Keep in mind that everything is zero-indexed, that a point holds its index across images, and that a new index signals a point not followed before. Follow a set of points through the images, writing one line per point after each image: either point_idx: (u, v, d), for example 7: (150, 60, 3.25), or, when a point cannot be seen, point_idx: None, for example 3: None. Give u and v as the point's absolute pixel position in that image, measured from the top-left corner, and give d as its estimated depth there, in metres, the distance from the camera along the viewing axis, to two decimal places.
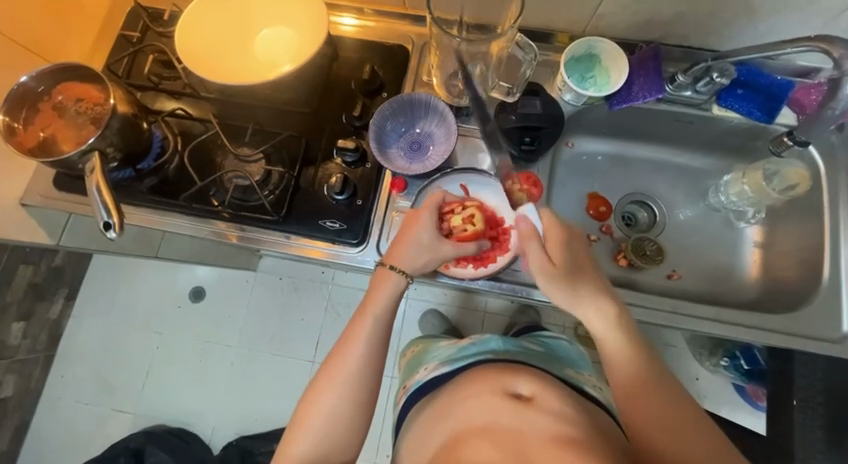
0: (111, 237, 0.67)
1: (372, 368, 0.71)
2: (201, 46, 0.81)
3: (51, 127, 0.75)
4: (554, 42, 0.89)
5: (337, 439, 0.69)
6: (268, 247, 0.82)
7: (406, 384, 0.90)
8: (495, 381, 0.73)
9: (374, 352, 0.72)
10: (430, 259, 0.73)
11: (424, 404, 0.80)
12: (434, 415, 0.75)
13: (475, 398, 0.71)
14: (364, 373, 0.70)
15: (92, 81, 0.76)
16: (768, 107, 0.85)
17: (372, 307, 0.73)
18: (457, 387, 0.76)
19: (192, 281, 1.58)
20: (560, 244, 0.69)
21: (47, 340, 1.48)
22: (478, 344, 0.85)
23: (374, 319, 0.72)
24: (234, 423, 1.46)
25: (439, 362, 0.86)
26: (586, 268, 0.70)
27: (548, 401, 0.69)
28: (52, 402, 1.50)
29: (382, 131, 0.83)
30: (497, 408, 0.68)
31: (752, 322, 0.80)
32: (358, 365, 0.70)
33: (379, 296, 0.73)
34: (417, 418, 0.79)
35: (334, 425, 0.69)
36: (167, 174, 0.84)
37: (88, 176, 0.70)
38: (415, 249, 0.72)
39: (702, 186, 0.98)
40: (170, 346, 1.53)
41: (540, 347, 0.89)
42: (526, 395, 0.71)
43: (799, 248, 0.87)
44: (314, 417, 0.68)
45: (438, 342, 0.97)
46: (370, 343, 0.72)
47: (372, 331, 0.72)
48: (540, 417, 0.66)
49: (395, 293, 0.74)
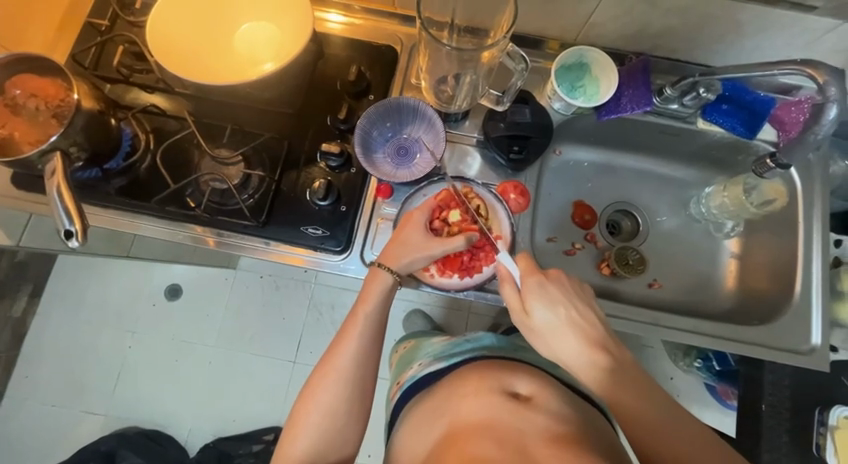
0: (73, 246, 0.62)
1: (366, 366, 0.69)
2: (174, 40, 0.75)
3: (7, 125, 0.69)
4: (545, 49, 0.88)
5: (333, 438, 0.67)
6: (246, 253, 0.79)
7: (399, 380, 0.88)
8: (495, 379, 0.73)
9: (370, 348, 0.70)
10: (422, 258, 0.71)
11: (419, 399, 0.79)
12: (429, 409, 0.74)
13: (475, 396, 0.71)
14: (356, 372, 0.68)
15: (53, 75, 0.70)
16: (751, 123, 0.86)
17: (365, 305, 0.70)
18: (456, 383, 0.75)
19: (168, 279, 1.52)
20: (531, 282, 0.67)
21: (10, 339, 1.39)
22: (473, 340, 0.85)
23: (368, 315, 0.70)
24: (212, 424, 1.42)
25: (433, 359, 0.84)
26: (560, 300, 0.66)
27: (546, 400, 0.71)
28: (15, 405, 1.42)
29: (368, 136, 0.80)
30: (499, 409, 0.68)
31: (727, 332, 0.83)
32: (354, 363, 0.68)
33: (372, 296, 0.70)
34: (412, 414, 0.77)
35: (332, 423, 0.66)
36: (137, 174, 0.80)
37: (48, 178, 0.64)
38: (408, 252, 0.71)
39: (684, 196, 0.99)
40: (144, 345, 1.48)
41: (532, 345, 0.87)
42: (524, 394, 0.72)
43: (772, 262, 0.90)
44: (313, 413, 0.66)
45: (430, 338, 0.96)
46: (365, 337, 0.69)
47: (368, 330, 0.70)
48: (538, 416, 0.67)
49: (385, 292, 0.71)
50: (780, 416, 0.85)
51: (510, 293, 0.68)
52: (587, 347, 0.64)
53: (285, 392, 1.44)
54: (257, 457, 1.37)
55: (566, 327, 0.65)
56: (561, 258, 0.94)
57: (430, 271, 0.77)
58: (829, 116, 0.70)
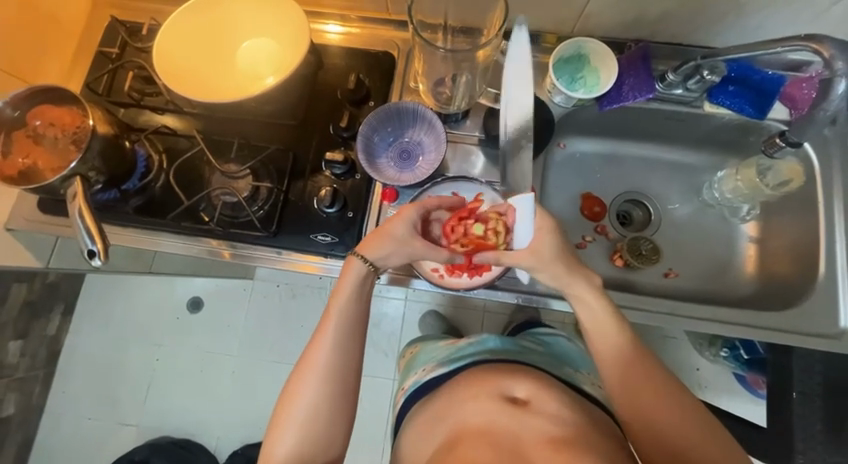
0: (96, 264, 0.65)
1: (345, 359, 0.70)
2: (180, 63, 0.79)
3: (31, 155, 0.73)
4: (542, 43, 0.88)
5: (318, 434, 0.67)
6: (260, 263, 0.81)
7: (404, 385, 0.90)
8: (494, 383, 0.73)
9: (347, 340, 0.70)
10: (398, 254, 0.71)
11: (422, 406, 0.79)
12: (431, 416, 0.74)
13: (475, 402, 0.70)
14: (335, 365, 0.69)
15: (68, 105, 0.74)
16: (760, 104, 0.83)
17: (338, 296, 0.71)
18: (455, 388, 0.75)
19: (189, 293, 1.57)
20: (543, 247, 0.68)
21: (46, 356, 1.46)
22: (476, 343, 0.85)
23: (342, 307, 0.71)
24: (239, 431, 1.46)
25: (436, 363, 0.86)
26: (575, 267, 0.70)
27: (544, 404, 0.69)
28: (55, 420, 1.49)
29: (370, 142, 0.82)
30: (496, 414, 0.68)
31: (748, 320, 0.80)
32: (331, 356, 0.69)
33: (345, 285, 0.71)
34: (414, 419, 0.78)
35: (316, 417, 0.67)
36: (153, 193, 0.83)
37: (70, 202, 0.68)
38: (389, 245, 0.70)
39: (696, 182, 0.97)
40: (170, 357, 1.53)
41: (539, 347, 0.88)
42: (523, 399, 0.71)
43: (792, 244, 0.86)
44: (294, 409, 0.68)
45: (435, 341, 0.96)
46: (341, 330, 0.70)
47: (341, 320, 0.70)
48: (534, 420, 0.67)
49: (359, 281, 0.71)
50: (813, 403, 0.82)
51: (524, 261, 0.70)
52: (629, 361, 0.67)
53: None
54: None
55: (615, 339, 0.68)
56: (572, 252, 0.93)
57: (438, 273, 0.79)
58: (838, 90, 0.66)
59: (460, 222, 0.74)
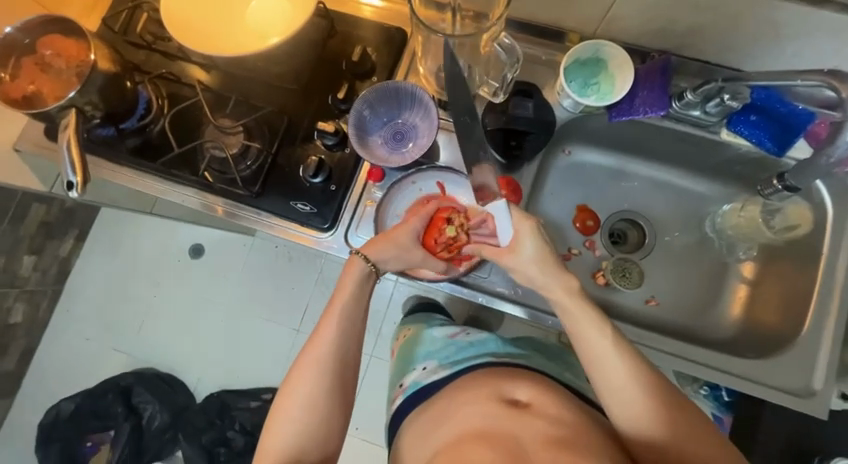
0: (73, 196, 0.68)
1: (348, 350, 0.72)
2: (188, 12, 0.79)
3: (37, 82, 0.75)
4: (565, 42, 0.83)
5: (321, 423, 0.68)
6: (243, 222, 0.83)
7: (401, 383, 0.86)
8: (492, 385, 0.72)
9: (351, 333, 0.72)
10: (403, 260, 0.74)
11: (423, 407, 0.77)
12: (431, 418, 0.73)
13: (472, 404, 0.70)
14: (341, 355, 0.71)
15: (76, 37, 0.76)
16: (782, 139, 0.77)
17: (345, 290, 0.73)
18: (457, 389, 0.74)
19: (191, 239, 1.62)
20: (527, 247, 0.67)
21: (56, 274, 1.54)
22: (478, 344, 0.84)
23: (345, 302, 0.72)
24: (218, 376, 1.54)
25: (437, 365, 0.83)
26: (561, 273, 0.67)
27: (545, 405, 0.68)
28: (57, 334, 1.59)
29: (364, 119, 0.80)
30: (495, 416, 0.67)
31: (721, 364, 0.77)
32: (335, 346, 0.70)
33: (348, 284, 0.73)
34: (416, 418, 0.77)
35: (319, 409, 0.68)
36: (150, 136, 0.85)
37: (62, 131, 0.70)
38: (395, 252, 0.73)
39: (699, 211, 0.92)
40: (165, 297, 1.60)
41: (527, 347, 0.85)
42: (524, 401, 0.69)
43: (787, 293, 0.82)
44: (299, 400, 0.68)
45: (429, 328, 0.95)
46: (346, 322, 0.72)
47: (345, 313, 0.72)
48: (538, 423, 0.65)
49: (362, 280, 0.73)
50: None
51: (508, 262, 0.69)
52: (632, 383, 0.62)
53: (287, 357, 1.52)
54: (254, 413, 1.47)
55: (616, 360, 0.63)
56: None
57: None
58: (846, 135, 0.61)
59: (436, 231, 0.77)
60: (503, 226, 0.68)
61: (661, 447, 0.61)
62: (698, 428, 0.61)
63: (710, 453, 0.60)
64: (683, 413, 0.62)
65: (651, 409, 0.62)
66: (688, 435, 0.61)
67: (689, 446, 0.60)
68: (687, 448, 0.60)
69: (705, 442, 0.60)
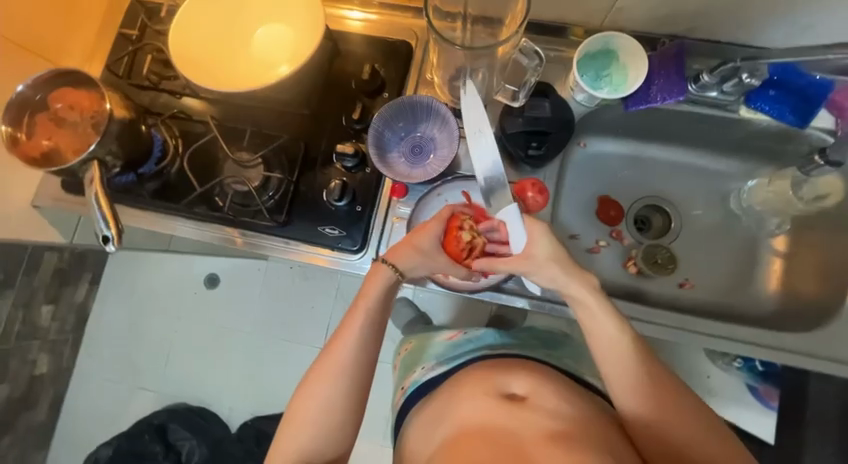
0: (110, 250, 0.67)
1: (366, 358, 0.70)
2: (196, 53, 0.78)
3: (53, 137, 0.75)
4: (568, 36, 0.83)
5: (333, 432, 0.68)
6: (268, 252, 0.82)
7: (403, 384, 0.86)
8: (491, 379, 0.71)
9: (371, 341, 0.70)
10: (425, 265, 0.73)
11: (422, 403, 0.76)
12: (431, 415, 0.72)
13: (469, 399, 0.69)
14: (360, 363, 0.69)
15: (87, 88, 0.75)
16: (802, 111, 0.77)
17: (365, 299, 0.71)
18: (455, 385, 0.73)
19: (206, 269, 1.61)
20: (539, 252, 0.67)
21: (75, 321, 1.52)
22: (475, 340, 0.83)
23: (367, 312, 0.70)
24: (250, 403, 1.53)
25: (437, 362, 0.82)
26: (577, 277, 0.67)
27: (542, 398, 0.68)
28: (83, 381, 1.58)
29: (383, 137, 0.80)
30: (493, 412, 0.66)
31: (765, 341, 0.77)
32: (351, 356, 0.69)
33: (372, 290, 0.71)
34: (415, 414, 0.76)
35: (331, 416, 0.68)
36: (168, 177, 0.84)
37: (88, 186, 0.70)
38: (418, 259, 0.72)
39: (722, 189, 0.91)
40: (187, 330, 1.60)
41: (537, 339, 0.85)
42: (520, 395, 0.69)
43: (822, 262, 0.82)
44: (311, 410, 0.68)
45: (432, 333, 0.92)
46: (368, 331, 0.70)
47: (365, 322, 0.70)
48: (536, 417, 0.65)
49: (387, 288, 0.72)
50: None
51: (522, 267, 0.69)
52: (635, 371, 0.64)
53: None
54: None
55: (621, 351, 0.65)
56: (584, 257, 0.90)
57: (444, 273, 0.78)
58: None
59: (455, 236, 0.73)
60: (516, 230, 0.68)
61: (662, 437, 0.62)
62: (697, 418, 0.63)
63: (709, 445, 0.61)
64: (683, 405, 0.63)
65: (654, 401, 0.64)
66: (686, 425, 0.62)
67: (684, 435, 0.62)
68: (683, 436, 0.62)
69: (702, 430, 0.62)
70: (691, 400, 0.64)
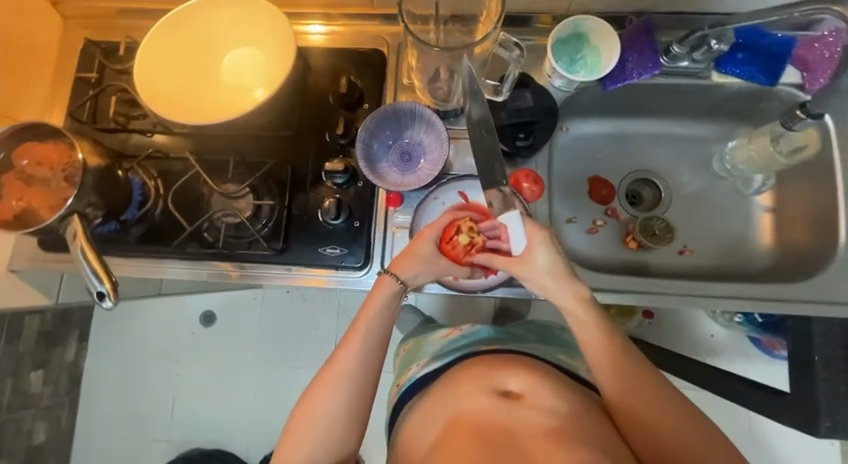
0: (107, 306, 0.64)
1: (369, 373, 0.67)
2: (164, 84, 0.76)
3: (24, 197, 0.71)
4: (535, 24, 0.84)
5: (333, 449, 0.65)
6: (269, 282, 0.79)
7: (397, 383, 0.82)
8: (487, 377, 0.69)
9: (373, 356, 0.68)
10: (428, 272, 0.73)
11: (414, 402, 0.74)
12: (423, 411, 0.70)
13: (467, 396, 0.67)
14: (364, 379, 0.67)
15: (54, 140, 0.72)
16: (770, 69, 0.80)
17: (367, 313, 0.69)
18: (447, 384, 0.71)
19: (200, 307, 1.56)
20: (539, 259, 0.67)
21: (68, 382, 1.44)
22: (470, 335, 0.81)
23: (369, 325, 0.68)
24: (267, 436, 1.49)
25: (431, 358, 0.79)
26: (566, 283, 0.67)
27: (538, 396, 0.66)
28: (86, 443, 1.50)
29: (370, 148, 0.79)
30: (489, 410, 0.64)
31: (770, 293, 0.79)
32: (354, 370, 0.67)
33: (374, 304, 0.69)
34: (409, 413, 0.73)
35: (331, 434, 0.65)
36: (153, 220, 0.81)
37: (71, 242, 0.66)
38: (420, 266, 0.71)
39: (705, 154, 0.94)
40: (189, 373, 1.54)
41: (531, 333, 0.82)
42: (516, 392, 0.67)
43: (809, 210, 0.85)
44: (307, 430, 0.65)
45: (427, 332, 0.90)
46: (370, 346, 0.68)
47: (367, 336, 0.68)
48: (532, 415, 0.63)
49: (390, 301, 0.70)
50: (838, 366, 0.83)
51: (519, 270, 0.68)
52: (618, 364, 0.65)
53: None
54: None
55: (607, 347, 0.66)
56: (583, 238, 0.91)
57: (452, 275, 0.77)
58: None
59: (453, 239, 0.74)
60: (516, 234, 0.68)
61: (641, 422, 0.62)
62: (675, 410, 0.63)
63: (685, 437, 0.61)
64: (662, 395, 0.64)
65: (632, 389, 0.64)
66: (663, 415, 0.62)
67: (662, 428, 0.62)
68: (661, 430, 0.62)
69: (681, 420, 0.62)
70: (669, 393, 0.65)
